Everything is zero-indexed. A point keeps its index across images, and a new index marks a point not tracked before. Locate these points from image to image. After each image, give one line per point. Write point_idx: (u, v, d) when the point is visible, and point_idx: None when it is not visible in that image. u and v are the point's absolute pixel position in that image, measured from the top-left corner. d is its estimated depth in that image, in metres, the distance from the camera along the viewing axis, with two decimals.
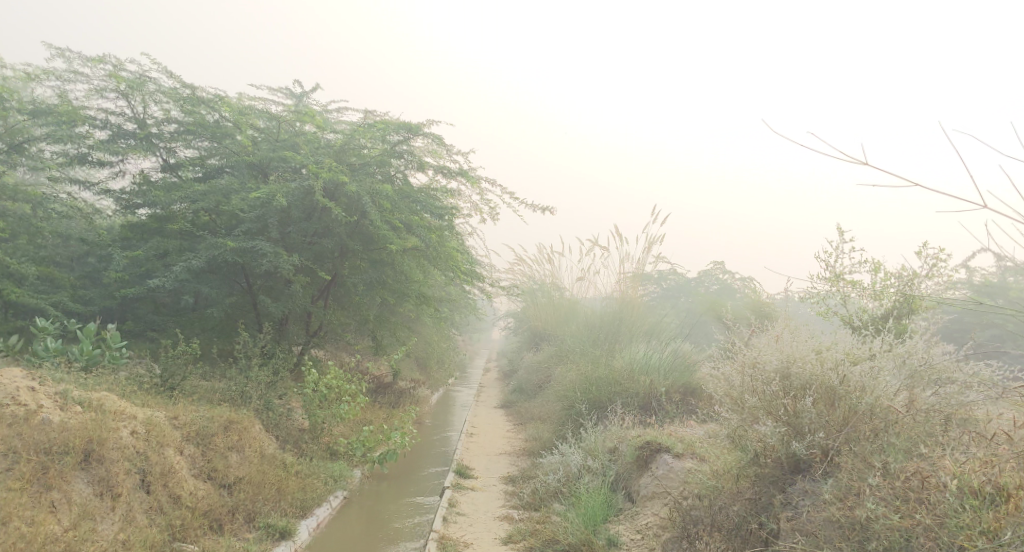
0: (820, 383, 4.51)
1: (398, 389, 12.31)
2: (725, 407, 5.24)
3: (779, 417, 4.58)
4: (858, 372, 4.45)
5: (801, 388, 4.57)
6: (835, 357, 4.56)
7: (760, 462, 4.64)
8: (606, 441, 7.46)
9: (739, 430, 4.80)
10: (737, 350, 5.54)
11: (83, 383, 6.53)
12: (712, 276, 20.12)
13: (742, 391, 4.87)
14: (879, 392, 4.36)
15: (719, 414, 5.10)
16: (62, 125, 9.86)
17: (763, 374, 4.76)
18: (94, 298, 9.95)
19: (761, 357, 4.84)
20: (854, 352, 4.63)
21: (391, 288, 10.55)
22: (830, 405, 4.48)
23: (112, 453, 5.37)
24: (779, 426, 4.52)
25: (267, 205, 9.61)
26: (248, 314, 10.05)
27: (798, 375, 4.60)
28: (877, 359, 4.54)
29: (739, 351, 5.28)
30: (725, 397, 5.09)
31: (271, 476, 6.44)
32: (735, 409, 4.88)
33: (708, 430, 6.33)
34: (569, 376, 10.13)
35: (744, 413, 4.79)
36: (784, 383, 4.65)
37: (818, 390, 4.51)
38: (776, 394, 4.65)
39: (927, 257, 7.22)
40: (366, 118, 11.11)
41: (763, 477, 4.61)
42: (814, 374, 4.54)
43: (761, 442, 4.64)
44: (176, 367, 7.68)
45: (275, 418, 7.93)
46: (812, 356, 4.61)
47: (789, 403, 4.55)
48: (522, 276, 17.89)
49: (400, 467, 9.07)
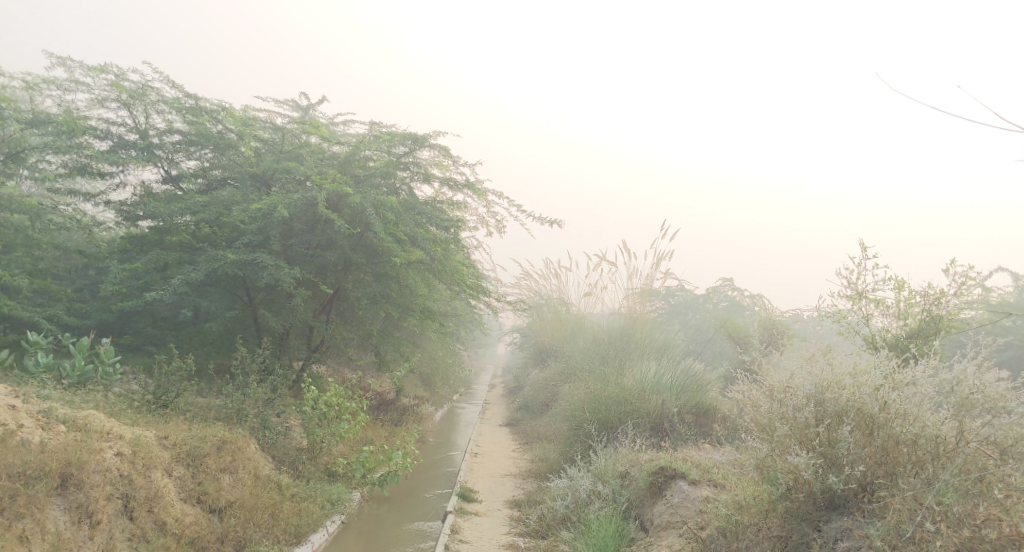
0: (859, 410, 4.19)
1: (402, 406, 11.97)
2: (751, 434, 4.88)
3: (812, 447, 4.27)
4: (899, 398, 4.14)
5: (836, 416, 4.25)
6: (875, 381, 4.24)
7: (791, 497, 4.33)
8: (616, 464, 7.09)
9: (767, 461, 4.46)
10: (762, 372, 5.20)
11: (70, 400, 6.24)
12: (722, 293, 19.91)
13: (771, 418, 4.52)
14: (924, 421, 4.07)
15: (744, 443, 4.76)
16: (62, 135, 9.65)
17: (793, 398, 4.43)
18: (91, 312, 9.68)
19: (794, 382, 4.49)
20: (896, 376, 4.31)
21: (396, 303, 10.24)
22: (868, 434, 4.19)
23: (94, 476, 5.08)
24: (814, 458, 4.21)
25: (268, 216, 9.36)
26: (247, 328, 9.75)
27: (832, 401, 4.27)
28: (919, 383, 4.24)
29: (766, 374, 4.92)
30: (752, 424, 4.74)
31: (265, 500, 6.11)
32: (764, 437, 4.54)
33: (728, 455, 5.98)
34: (577, 393, 9.78)
35: (774, 441, 4.46)
36: (818, 409, 4.32)
37: (856, 417, 4.21)
38: (808, 422, 4.32)
39: (956, 274, 6.87)
40: (372, 129, 10.89)
41: (794, 513, 4.31)
42: (852, 399, 4.22)
43: (792, 474, 4.31)
44: (170, 384, 7.34)
45: (272, 437, 7.61)
46: (849, 381, 4.29)
47: (823, 432, 4.24)
48: (529, 291, 17.64)
49: (401, 489, 8.73)
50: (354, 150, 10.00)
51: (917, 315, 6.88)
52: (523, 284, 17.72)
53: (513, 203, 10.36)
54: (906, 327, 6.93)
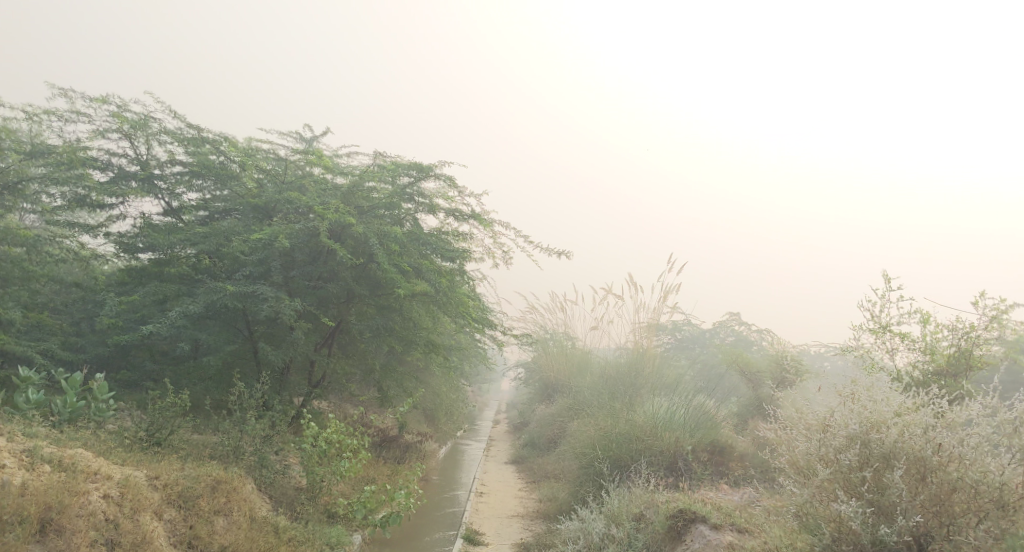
0: (911, 453, 4.28)
1: (405, 443, 11.62)
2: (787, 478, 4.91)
3: (860, 493, 4.35)
4: (955, 442, 4.22)
5: (884, 460, 4.34)
6: (925, 422, 4.32)
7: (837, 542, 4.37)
8: (631, 506, 6.71)
9: (805, 507, 4.50)
10: (799, 413, 4.90)
11: (58, 438, 5.96)
12: (729, 327, 19.78)
13: (810, 460, 4.57)
14: (980, 467, 4.17)
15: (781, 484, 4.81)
16: (62, 166, 9.46)
17: (833, 439, 4.46)
18: (86, 346, 9.39)
19: (835, 421, 4.54)
20: (947, 416, 4.40)
21: (399, 336, 9.90)
22: (922, 479, 4.27)
23: (75, 521, 4.80)
24: (864, 507, 4.29)
25: (269, 247, 9.16)
26: (247, 362, 9.40)
27: (878, 443, 4.35)
28: (975, 424, 4.29)
29: (802, 411, 4.90)
30: (789, 466, 4.78)
31: (261, 545, 5.76)
32: (802, 480, 4.59)
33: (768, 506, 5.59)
34: (587, 429, 9.40)
35: (814, 487, 4.51)
36: (865, 452, 4.38)
37: (906, 461, 4.29)
38: (852, 466, 4.39)
39: (985, 307, 6.60)
40: (377, 159, 10.74)
41: None
42: (901, 443, 4.30)
43: (836, 521, 4.37)
44: (164, 420, 7.01)
45: (270, 476, 7.26)
46: (897, 421, 4.36)
47: (872, 478, 4.33)
48: (534, 325, 17.34)
49: (404, 531, 8.36)
50: (358, 181, 9.86)
51: (945, 351, 6.65)
52: (529, 317, 17.38)
53: (519, 234, 10.11)
54: (934, 363, 6.68)
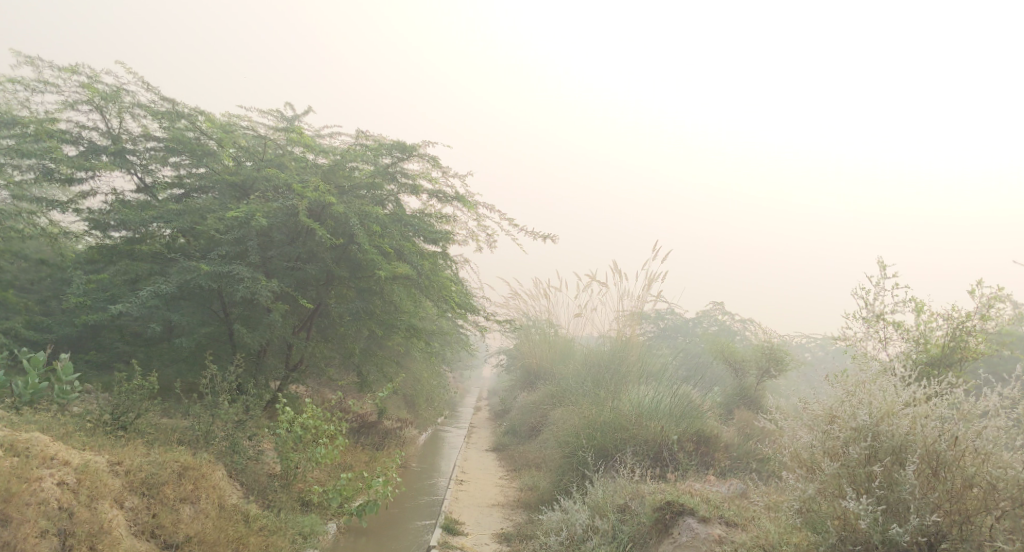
0: (924, 446, 4.21)
1: (384, 429, 11.36)
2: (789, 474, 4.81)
3: (868, 491, 4.29)
4: (975, 435, 4.19)
5: (894, 454, 4.28)
6: (942, 415, 4.28)
7: (845, 539, 4.30)
8: (615, 497, 6.49)
9: (810, 503, 4.47)
10: (804, 414, 4.76)
11: (13, 422, 5.62)
12: (712, 317, 19.76)
13: (817, 453, 4.54)
14: (994, 460, 4.13)
15: (783, 479, 4.73)
16: (28, 138, 9.03)
17: (841, 431, 4.45)
18: (52, 326, 9.00)
19: (840, 412, 4.48)
20: (963, 406, 4.32)
21: (380, 319, 9.60)
22: (934, 473, 4.20)
23: (24, 511, 4.52)
24: (874, 504, 4.20)
25: (246, 225, 8.80)
26: (222, 344, 9.05)
27: (887, 436, 4.29)
28: (990, 417, 4.25)
29: (806, 404, 4.79)
30: (793, 461, 4.70)
31: (228, 535, 5.50)
32: (809, 477, 4.53)
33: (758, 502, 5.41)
34: (569, 418, 9.18)
35: (822, 483, 4.45)
36: (874, 445, 4.33)
37: (918, 455, 4.23)
38: (859, 461, 4.34)
39: (981, 296, 6.59)
40: (359, 138, 10.41)
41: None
42: (911, 437, 4.25)
43: (843, 518, 4.33)
44: (130, 403, 6.66)
45: (242, 462, 6.93)
46: (909, 412, 4.30)
47: (884, 473, 4.26)
48: (517, 311, 17.11)
49: (381, 519, 8.12)
50: (339, 159, 9.51)
51: (939, 340, 6.70)
52: (512, 304, 17.16)
53: (505, 217, 9.86)
54: (928, 353, 6.70)
